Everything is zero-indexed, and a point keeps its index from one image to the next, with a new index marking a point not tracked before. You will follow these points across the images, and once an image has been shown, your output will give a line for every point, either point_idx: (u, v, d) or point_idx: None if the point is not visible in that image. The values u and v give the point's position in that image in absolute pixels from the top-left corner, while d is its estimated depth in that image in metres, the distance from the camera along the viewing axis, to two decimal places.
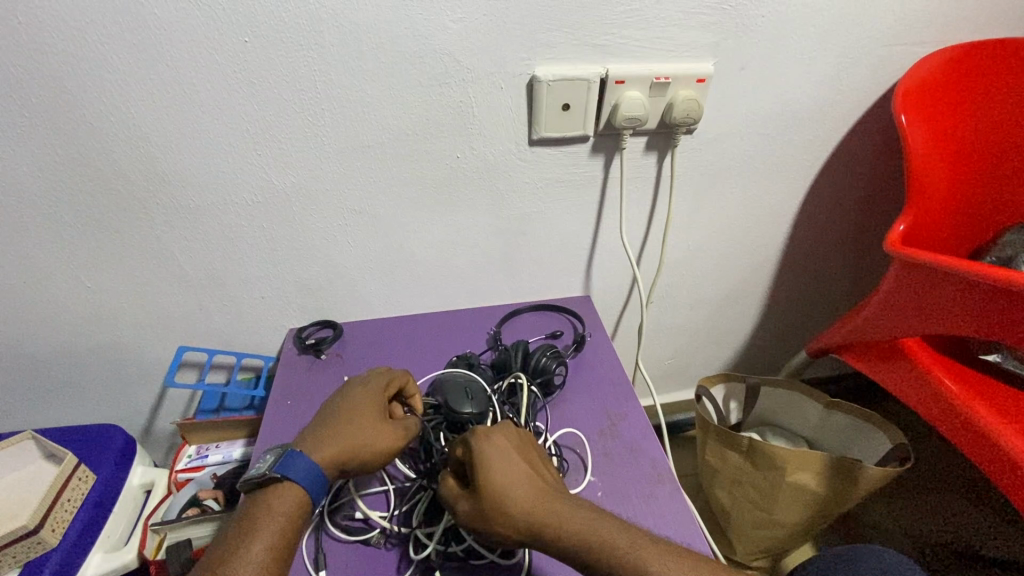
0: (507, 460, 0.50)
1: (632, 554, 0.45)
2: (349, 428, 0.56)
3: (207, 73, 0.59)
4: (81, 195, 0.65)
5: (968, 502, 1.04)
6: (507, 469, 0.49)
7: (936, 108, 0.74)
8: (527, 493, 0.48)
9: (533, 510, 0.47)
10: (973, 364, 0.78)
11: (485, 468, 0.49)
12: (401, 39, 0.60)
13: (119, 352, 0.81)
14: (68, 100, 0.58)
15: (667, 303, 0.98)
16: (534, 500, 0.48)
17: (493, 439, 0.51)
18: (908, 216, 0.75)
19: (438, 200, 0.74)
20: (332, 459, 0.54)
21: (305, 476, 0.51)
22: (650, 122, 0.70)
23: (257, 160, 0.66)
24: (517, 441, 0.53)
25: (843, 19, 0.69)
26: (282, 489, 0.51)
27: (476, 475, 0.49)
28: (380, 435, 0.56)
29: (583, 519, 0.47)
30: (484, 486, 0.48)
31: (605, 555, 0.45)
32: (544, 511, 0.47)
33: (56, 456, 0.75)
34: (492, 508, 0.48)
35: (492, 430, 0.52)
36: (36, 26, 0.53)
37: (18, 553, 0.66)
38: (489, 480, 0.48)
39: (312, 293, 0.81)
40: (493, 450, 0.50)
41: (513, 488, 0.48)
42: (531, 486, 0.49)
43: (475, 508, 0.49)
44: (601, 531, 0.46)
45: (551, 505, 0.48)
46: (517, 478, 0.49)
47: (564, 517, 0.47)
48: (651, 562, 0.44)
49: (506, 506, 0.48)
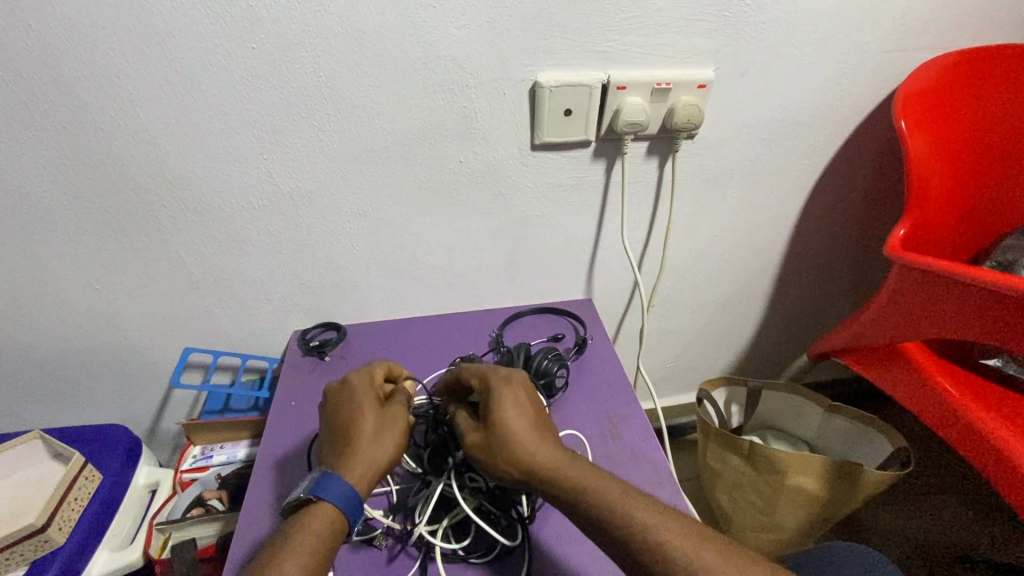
0: (516, 406, 0.51)
1: (620, 504, 0.45)
2: (366, 430, 0.54)
3: (215, 79, 0.60)
4: (90, 197, 0.66)
5: (970, 508, 1.04)
6: (519, 412, 0.50)
7: (935, 114, 0.74)
8: (534, 436, 0.49)
9: (536, 452, 0.48)
10: (974, 369, 0.78)
11: (500, 404, 0.50)
12: (405, 45, 0.61)
13: (125, 353, 0.82)
14: (78, 104, 0.59)
15: (668, 306, 0.99)
16: (541, 446, 0.49)
17: (513, 384, 0.53)
18: (908, 221, 0.76)
19: (442, 204, 0.75)
20: (369, 467, 0.52)
21: (346, 492, 0.50)
22: (651, 127, 0.71)
23: (262, 165, 0.67)
24: (532, 394, 0.54)
25: (843, 26, 0.69)
26: (320, 509, 0.49)
27: (490, 410, 0.51)
28: (397, 425, 0.56)
29: (582, 468, 0.48)
30: (497, 420, 0.50)
31: (597, 504, 0.45)
32: (544, 458, 0.48)
33: (63, 455, 0.76)
34: (498, 443, 0.49)
35: (513, 375, 0.54)
36: (49, 32, 0.54)
37: (23, 551, 0.67)
38: (501, 416, 0.50)
39: (316, 295, 0.82)
40: (510, 393, 0.52)
41: (523, 430, 0.49)
42: (539, 433, 0.50)
43: (483, 442, 0.50)
44: (596, 481, 0.47)
45: (552, 453, 0.49)
46: (522, 423, 0.50)
47: (565, 462, 0.48)
48: (636, 510, 0.44)
49: (510, 443, 0.48)
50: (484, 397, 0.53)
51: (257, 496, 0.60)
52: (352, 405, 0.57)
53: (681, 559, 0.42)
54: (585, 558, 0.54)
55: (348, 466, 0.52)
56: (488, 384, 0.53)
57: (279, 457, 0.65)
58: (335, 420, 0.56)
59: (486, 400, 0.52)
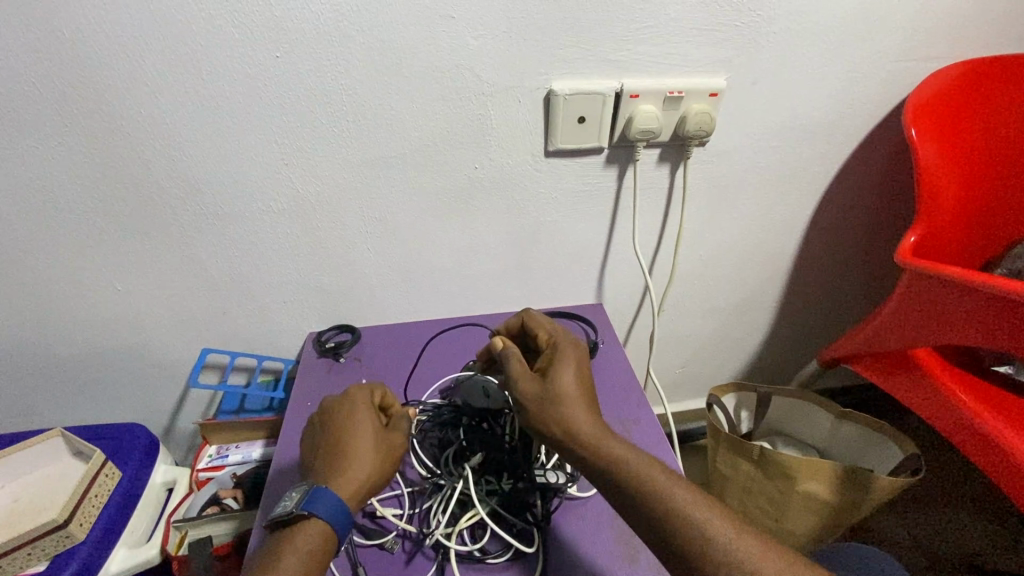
0: (578, 374, 0.54)
1: (660, 480, 0.46)
2: (369, 442, 0.55)
3: (239, 86, 0.62)
4: (115, 199, 0.68)
5: (983, 516, 1.03)
6: (575, 379, 0.54)
7: (946, 121, 0.75)
8: (583, 401, 0.52)
9: (580, 417, 0.50)
10: (985, 376, 0.78)
11: (564, 365, 0.55)
12: (425, 54, 0.63)
13: (145, 353, 0.84)
14: (108, 110, 0.61)
15: (678, 311, 0.99)
16: (588, 413, 0.51)
17: (579, 356, 0.57)
18: (919, 228, 0.76)
19: (457, 209, 0.77)
20: (363, 490, 0.52)
21: (342, 509, 0.50)
22: (663, 135, 0.72)
23: (282, 170, 0.69)
24: (586, 368, 0.57)
25: (853, 36, 0.70)
26: (311, 526, 0.48)
27: (548, 373, 0.55)
28: (392, 453, 0.56)
29: (624, 442, 0.49)
30: (553, 380, 0.53)
31: (632, 475, 0.46)
32: (592, 422, 0.50)
33: (83, 453, 0.77)
34: (549, 402, 0.52)
35: (580, 349, 0.58)
36: (81, 41, 0.56)
37: (45, 546, 0.68)
38: (558, 378, 0.53)
39: (332, 298, 0.83)
40: (570, 358, 0.56)
41: (572, 395, 0.52)
42: (587, 400, 0.53)
43: (536, 396, 0.53)
44: (635, 454, 0.48)
45: (599, 419, 0.51)
46: (576, 389, 0.53)
47: (607, 432, 0.49)
48: (674, 487, 0.45)
49: (564, 399, 0.52)
50: (545, 363, 0.57)
51: (275, 494, 0.61)
52: (356, 425, 0.57)
53: (717, 537, 0.42)
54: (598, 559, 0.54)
55: (344, 479, 0.52)
56: (557, 350, 0.58)
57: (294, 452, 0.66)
58: (339, 436, 0.56)
59: (551, 361, 0.57)
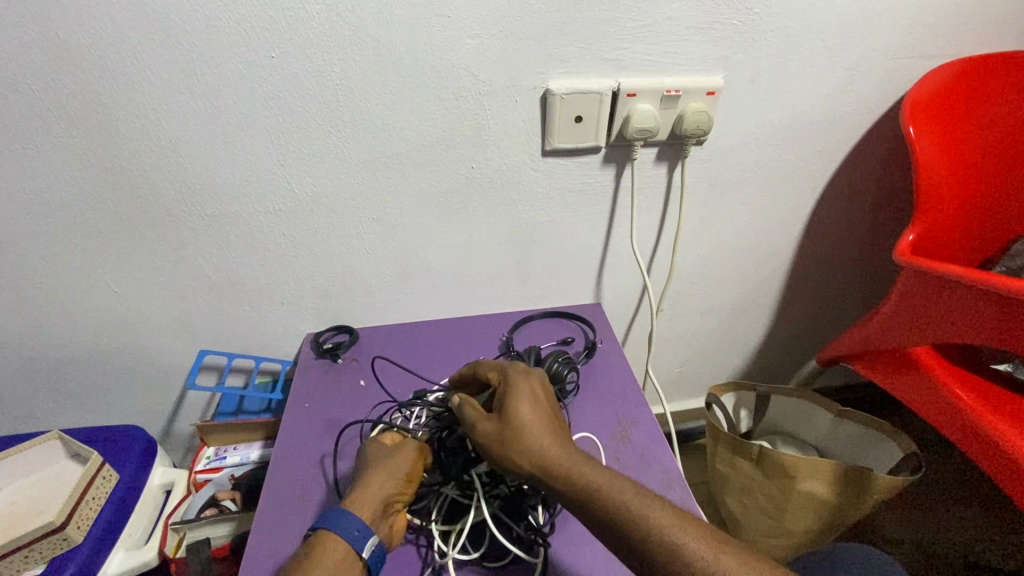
0: (533, 402, 0.53)
1: (633, 503, 0.45)
2: (369, 461, 0.58)
3: (234, 87, 0.62)
4: (111, 201, 0.68)
5: (983, 515, 1.03)
6: (531, 406, 0.53)
7: (944, 119, 0.75)
8: (545, 430, 0.51)
9: (547, 447, 0.50)
10: (984, 374, 0.78)
11: (515, 395, 0.54)
12: (420, 53, 0.62)
13: (142, 355, 0.84)
14: (103, 111, 0.61)
15: (677, 310, 0.99)
16: (554, 442, 0.50)
17: (531, 380, 0.56)
18: (918, 226, 0.76)
19: (454, 209, 0.76)
20: (374, 497, 0.53)
21: (348, 514, 0.50)
22: (661, 134, 0.72)
23: (279, 171, 0.69)
24: (541, 391, 0.56)
25: (851, 33, 0.70)
26: (322, 536, 0.49)
27: (504, 405, 0.54)
28: (401, 463, 0.57)
29: (596, 468, 0.48)
30: (510, 413, 0.52)
31: (607, 502, 0.46)
32: (553, 452, 0.49)
33: (81, 455, 0.77)
34: (512, 436, 0.51)
35: (531, 372, 0.57)
36: (75, 43, 0.56)
37: (42, 549, 0.68)
38: (515, 408, 0.52)
39: (330, 299, 0.83)
40: (522, 387, 0.55)
41: (533, 426, 0.51)
42: (549, 426, 0.52)
43: (496, 433, 0.52)
44: (606, 479, 0.47)
45: (562, 447, 0.50)
46: (534, 419, 0.52)
47: (576, 460, 0.49)
48: (649, 510, 0.45)
49: (522, 432, 0.51)
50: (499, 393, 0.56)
51: (269, 501, 0.60)
52: (369, 451, 0.59)
53: (698, 561, 0.41)
54: (597, 562, 0.54)
55: (349, 495, 0.54)
56: (508, 378, 0.57)
57: (291, 454, 0.66)
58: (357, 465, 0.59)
59: (504, 391, 0.55)
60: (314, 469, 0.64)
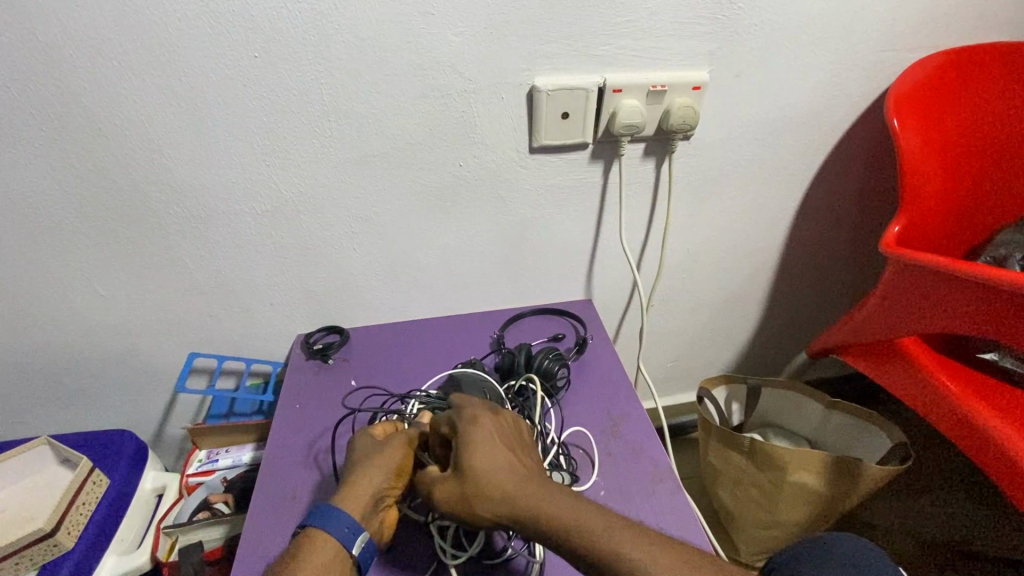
0: (484, 450, 0.50)
1: (603, 540, 0.44)
2: (358, 453, 0.56)
3: (218, 89, 0.61)
4: (94, 204, 0.67)
5: (972, 502, 1.05)
6: (490, 453, 0.50)
7: (928, 110, 0.75)
8: (502, 478, 0.49)
9: (509, 496, 0.48)
10: (971, 363, 0.78)
11: (464, 451, 0.50)
12: (404, 51, 0.62)
13: (131, 358, 0.83)
14: (84, 112, 0.60)
15: (668, 305, 1.00)
16: (514, 485, 0.48)
17: (478, 424, 0.52)
18: (903, 218, 0.76)
19: (442, 207, 0.76)
20: (365, 493, 0.52)
21: (338, 511, 0.50)
22: (647, 129, 0.72)
23: (266, 171, 0.68)
24: (493, 430, 0.53)
25: (834, 28, 0.71)
26: (314, 536, 0.49)
27: (458, 460, 0.51)
28: (392, 453, 0.55)
29: (562, 502, 0.47)
30: (464, 470, 0.49)
31: (582, 542, 0.44)
32: (517, 501, 0.47)
33: (71, 460, 0.77)
34: (470, 492, 0.49)
35: (479, 414, 0.53)
36: (54, 45, 0.56)
37: (34, 555, 0.67)
38: (470, 464, 0.49)
39: (319, 299, 0.83)
40: (470, 435, 0.51)
41: (488, 477, 0.49)
42: (500, 471, 0.49)
43: (458, 497, 0.49)
44: (576, 514, 0.46)
45: (527, 491, 0.48)
46: (493, 467, 0.49)
47: (541, 499, 0.47)
48: (620, 544, 0.43)
49: (481, 488, 0.48)
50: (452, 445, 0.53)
51: (261, 498, 0.61)
52: (361, 442, 0.58)
53: None
54: None
55: (339, 489, 0.53)
56: (455, 428, 0.53)
57: (283, 453, 0.66)
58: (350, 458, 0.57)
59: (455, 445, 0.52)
60: (305, 468, 0.64)
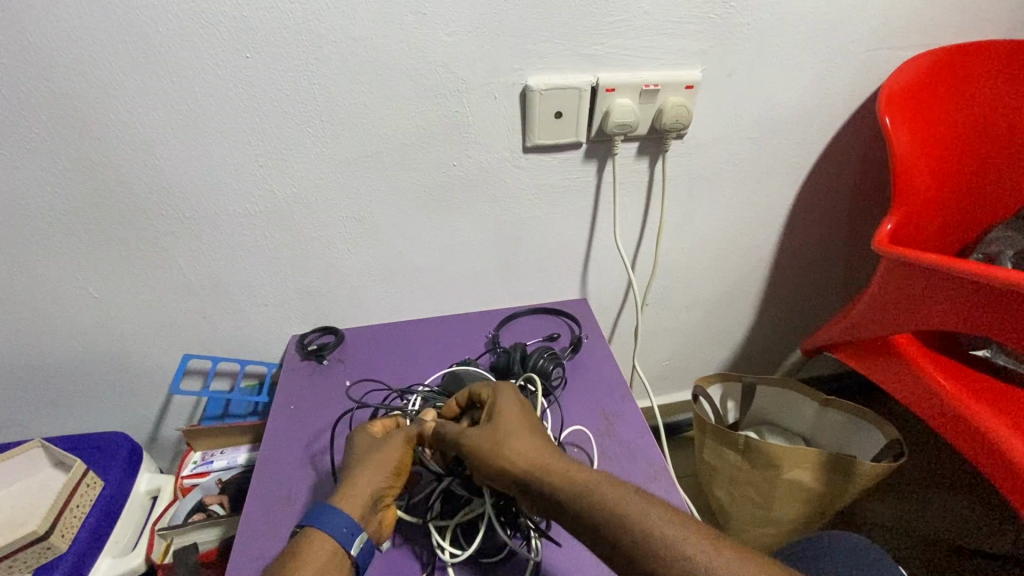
0: (523, 413, 0.54)
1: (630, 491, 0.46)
2: (357, 450, 0.56)
3: (210, 91, 0.61)
4: (86, 205, 0.67)
5: (966, 498, 1.05)
6: (528, 416, 0.54)
7: (919, 109, 0.76)
8: (537, 436, 0.52)
9: (543, 447, 0.50)
10: (964, 361, 0.79)
11: (509, 406, 0.55)
12: (397, 52, 0.62)
13: (124, 360, 0.83)
14: (75, 113, 0.60)
15: (663, 304, 1.00)
16: (543, 444, 0.51)
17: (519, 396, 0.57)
18: (895, 216, 0.77)
19: (436, 207, 0.76)
20: (363, 493, 0.52)
21: (336, 512, 0.50)
22: (641, 128, 0.72)
23: (259, 172, 0.68)
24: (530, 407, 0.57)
25: (826, 27, 0.71)
26: (312, 536, 0.49)
27: (498, 412, 0.54)
28: (391, 451, 0.55)
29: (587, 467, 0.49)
30: (505, 419, 0.53)
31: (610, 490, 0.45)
32: (548, 454, 0.50)
33: (64, 463, 0.77)
34: (502, 434, 0.51)
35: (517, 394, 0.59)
36: (44, 45, 0.55)
37: (27, 558, 0.67)
38: (512, 417, 0.53)
39: (313, 300, 0.83)
40: (514, 399, 0.56)
41: (523, 429, 0.52)
42: (532, 430, 0.52)
43: (493, 437, 0.51)
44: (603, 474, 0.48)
45: (557, 451, 0.51)
46: (529, 426, 0.53)
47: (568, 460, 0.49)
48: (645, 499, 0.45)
49: (519, 434, 0.51)
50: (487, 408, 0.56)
51: (259, 500, 0.61)
52: (366, 434, 0.58)
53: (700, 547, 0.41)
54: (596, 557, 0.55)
55: (337, 489, 0.53)
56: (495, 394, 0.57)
57: (278, 455, 0.66)
58: (354, 449, 0.57)
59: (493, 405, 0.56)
60: (301, 470, 0.64)
